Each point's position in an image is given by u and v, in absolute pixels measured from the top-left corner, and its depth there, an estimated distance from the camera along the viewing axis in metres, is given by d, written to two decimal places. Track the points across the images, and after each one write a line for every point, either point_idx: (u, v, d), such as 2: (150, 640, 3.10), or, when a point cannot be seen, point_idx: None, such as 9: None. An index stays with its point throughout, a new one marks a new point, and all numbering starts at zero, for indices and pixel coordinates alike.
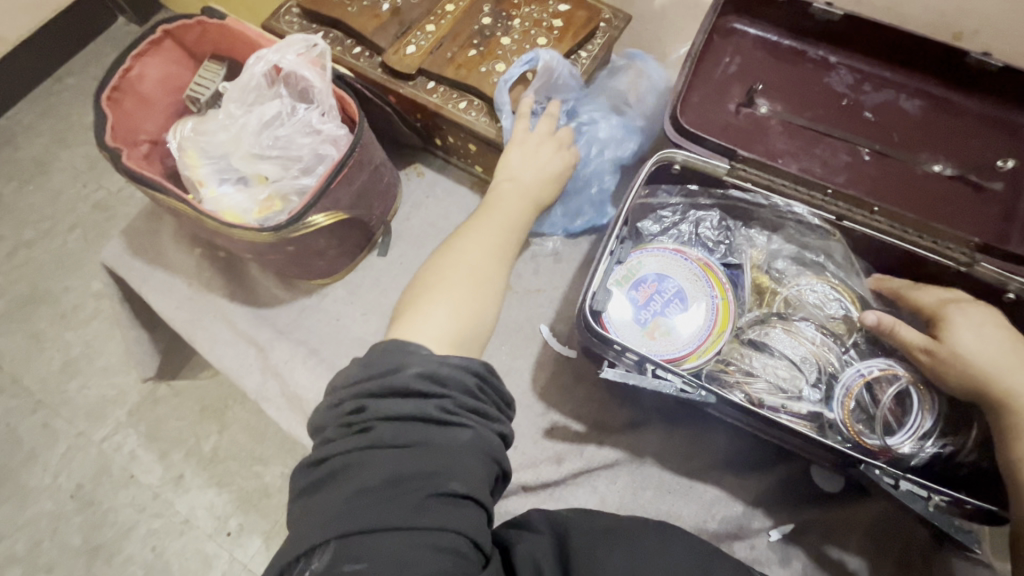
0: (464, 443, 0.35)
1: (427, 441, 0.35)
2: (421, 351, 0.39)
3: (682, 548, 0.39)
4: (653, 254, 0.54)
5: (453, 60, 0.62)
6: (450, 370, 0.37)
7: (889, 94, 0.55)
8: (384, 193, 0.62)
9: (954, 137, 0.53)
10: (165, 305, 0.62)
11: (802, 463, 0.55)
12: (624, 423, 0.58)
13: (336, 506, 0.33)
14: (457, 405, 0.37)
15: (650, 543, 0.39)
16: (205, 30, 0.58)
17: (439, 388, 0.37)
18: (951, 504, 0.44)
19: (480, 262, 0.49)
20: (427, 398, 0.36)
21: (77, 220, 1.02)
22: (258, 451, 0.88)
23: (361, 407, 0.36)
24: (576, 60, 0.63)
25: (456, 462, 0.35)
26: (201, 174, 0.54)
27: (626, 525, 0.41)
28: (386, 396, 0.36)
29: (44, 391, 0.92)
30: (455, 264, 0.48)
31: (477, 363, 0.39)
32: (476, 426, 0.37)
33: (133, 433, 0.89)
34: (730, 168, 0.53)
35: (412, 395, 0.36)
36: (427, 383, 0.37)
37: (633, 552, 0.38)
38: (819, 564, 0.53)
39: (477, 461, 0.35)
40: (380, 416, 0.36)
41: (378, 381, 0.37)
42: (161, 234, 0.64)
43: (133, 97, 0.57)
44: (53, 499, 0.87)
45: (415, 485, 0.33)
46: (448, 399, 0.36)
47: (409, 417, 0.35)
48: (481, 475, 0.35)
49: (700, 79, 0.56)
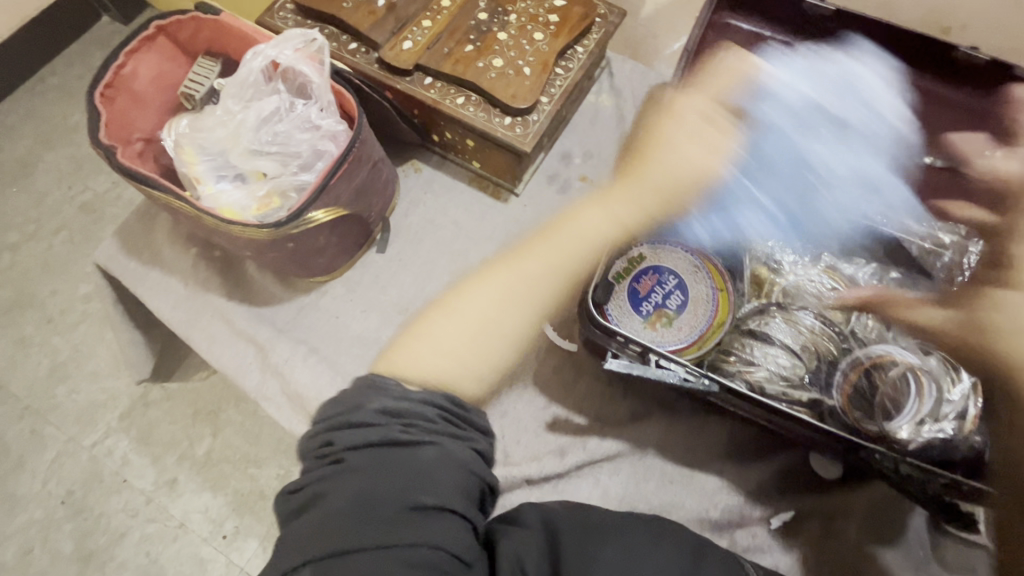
0: (432, 460, 0.38)
1: (395, 462, 0.37)
2: (387, 383, 0.41)
3: (673, 547, 0.38)
4: (653, 246, 0.54)
5: (450, 56, 0.62)
6: (411, 400, 0.41)
7: (879, 87, 0.60)
8: (382, 189, 0.62)
9: (939, 129, 0.59)
10: (168, 306, 0.64)
11: (801, 453, 0.56)
12: (625, 415, 0.59)
13: (310, 531, 0.34)
14: (421, 427, 0.39)
15: (639, 541, 0.38)
16: (199, 27, 0.58)
17: (402, 417, 0.39)
18: (949, 486, 0.45)
19: (487, 321, 0.49)
20: (391, 422, 0.39)
21: (63, 223, 1.07)
22: (252, 453, 0.97)
23: (330, 439, 0.39)
24: (572, 56, 0.64)
25: (426, 477, 0.37)
26: (198, 171, 0.53)
27: (616, 521, 0.40)
28: (352, 427, 0.39)
29: (32, 397, 0.99)
30: (459, 328, 0.48)
31: (440, 395, 0.42)
32: (443, 441, 0.39)
33: (125, 438, 0.97)
34: (728, 162, 0.54)
35: (377, 424, 0.39)
36: (389, 416, 0.39)
37: (623, 550, 0.37)
38: (820, 551, 0.54)
39: (448, 475, 0.37)
40: (349, 446, 0.38)
41: (343, 416, 0.40)
42: (156, 232, 0.66)
43: (126, 95, 0.56)
44: (43, 507, 0.94)
45: (383, 502, 0.35)
46: (411, 424, 0.39)
47: (374, 442, 0.38)
48: (454, 485, 0.37)
49: (698, 73, 0.61)
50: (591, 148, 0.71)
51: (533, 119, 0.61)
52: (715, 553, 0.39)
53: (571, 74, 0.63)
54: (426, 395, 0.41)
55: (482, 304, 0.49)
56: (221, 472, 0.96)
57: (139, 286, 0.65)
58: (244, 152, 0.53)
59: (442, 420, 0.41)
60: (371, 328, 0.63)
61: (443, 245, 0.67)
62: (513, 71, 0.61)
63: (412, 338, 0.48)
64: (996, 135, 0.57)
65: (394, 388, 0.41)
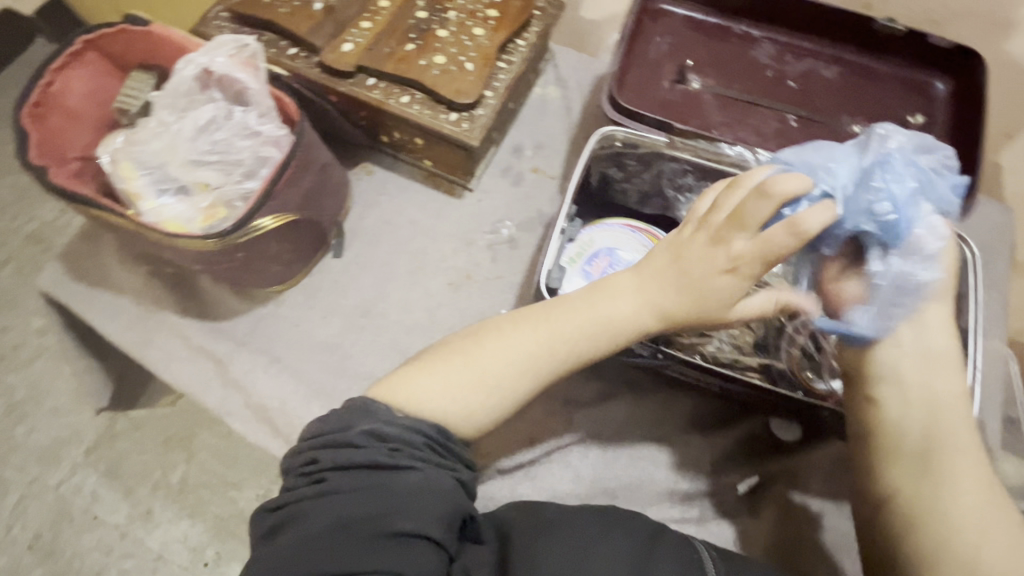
0: (413, 487, 0.37)
1: (376, 487, 0.37)
2: (378, 406, 0.40)
3: (621, 539, 0.42)
4: (602, 229, 0.55)
5: (391, 56, 0.62)
6: (400, 427, 0.40)
7: (809, 63, 0.62)
8: (335, 191, 0.61)
9: (870, 98, 0.60)
10: (120, 328, 0.62)
11: (762, 418, 0.58)
12: (592, 397, 0.60)
13: (286, 550, 0.35)
14: (406, 452, 0.39)
15: (586, 535, 0.42)
16: (129, 39, 0.56)
17: (385, 440, 0.39)
18: None
19: (500, 374, 0.43)
20: (377, 446, 0.38)
21: (10, 255, 1.12)
22: (230, 477, 1.02)
23: (315, 458, 0.39)
24: (514, 49, 0.65)
25: (406, 504, 0.36)
26: (138, 187, 0.52)
27: (566, 519, 0.44)
28: (337, 448, 0.39)
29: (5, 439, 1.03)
30: (465, 378, 0.43)
31: (428, 424, 0.41)
32: (427, 469, 0.39)
33: (93, 473, 1.02)
34: (668, 141, 0.55)
35: (361, 447, 0.38)
36: (376, 440, 0.39)
37: (568, 546, 0.41)
38: (785, 509, 0.56)
39: (428, 500, 0.37)
40: (332, 467, 0.38)
41: (332, 435, 0.39)
42: (104, 253, 0.64)
43: (59, 112, 0.54)
44: (9, 551, 0.98)
45: (360, 528, 0.35)
46: (395, 448, 0.39)
47: (358, 466, 0.37)
48: (433, 514, 0.37)
49: (635, 60, 0.61)
50: (542, 139, 0.72)
51: (479, 113, 0.61)
52: (665, 539, 0.43)
53: (514, 66, 0.64)
54: (412, 420, 0.40)
55: (501, 358, 0.44)
56: (199, 497, 1.01)
57: (88, 310, 0.63)
58: (183, 164, 0.52)
59: (428, 448, 0.40)
60: (333, 333, 0.62)
61: (401, 245, 0.67)
62: (455, 67, 0.61)
63: (419, 374, 0.43)
64: (919, 102, 0.60)
65: (384, 412, 0.40)
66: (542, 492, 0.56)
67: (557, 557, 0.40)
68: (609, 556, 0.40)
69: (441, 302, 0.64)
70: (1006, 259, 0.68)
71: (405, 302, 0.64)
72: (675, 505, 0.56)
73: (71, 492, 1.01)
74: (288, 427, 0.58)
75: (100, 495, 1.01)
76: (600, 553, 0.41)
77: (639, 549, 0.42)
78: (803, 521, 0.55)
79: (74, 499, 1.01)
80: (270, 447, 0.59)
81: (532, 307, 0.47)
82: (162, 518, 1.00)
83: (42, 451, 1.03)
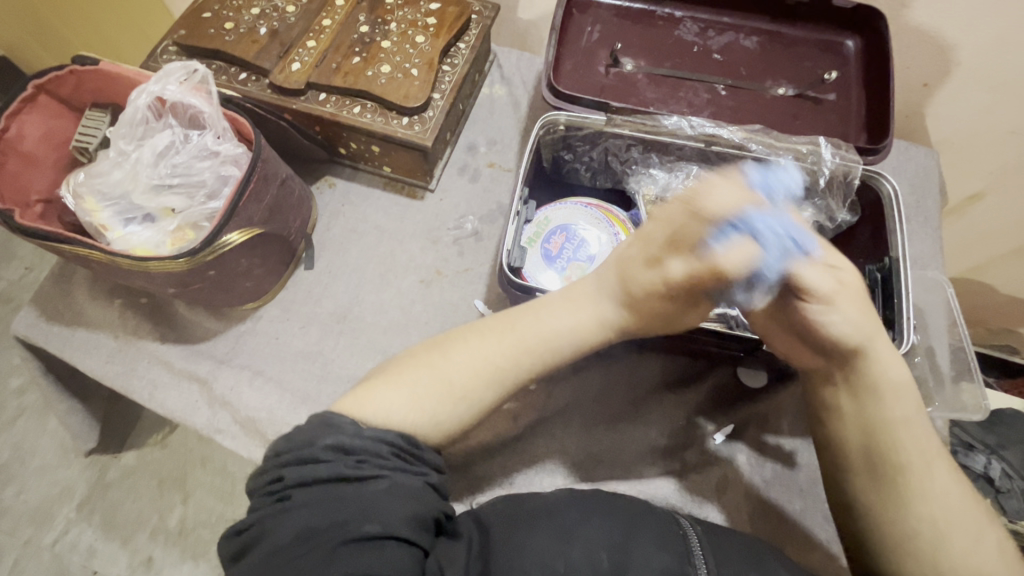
0: (380, 493, 0.39)
1: (340, 497, 0.38)
2: (343, 420, 0.42)
3: (606, 518, 0.44)
4: (557, 208, 0.60)
5: (339, 70, 0.64)
6: (366, 439, 0.41)
7: (731, 36, 0.66)
8: (298, 206, 0.63)
9: (789, 63, 0.65)
10: (99, 363, 0.63)
11: (728, 368, 0.62)
12: (568, 370, 0.62)
13: (255, 568, 0.37)
14: (372, 462, 0.41)
15: (574, 515, 0.44)
16: (80, 79, 0.57)
17: (349, 453, 0.41)
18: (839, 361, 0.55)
19: (459, 378, 0.47)
20: (342, 459, 0.40)
21: None
22: (228, 512, 1.02)
23: (278, 476, 0.40)
24: (456, 52, 0.68)
25: (373, 509, 0.38)
26: (104, 219, 0.54)
27: (552, 504, 0.46)
28: (299, 465, 0.40)
29: None
30: (421, 381, 0.46)
31: (394, 433, 0.43)
32: (392, 475, 0.41)
33: (88, 527, 1.01)
34: (607, 120, 0.60)
35: (323, 462, 0.40)
36: (340, 452, 0.40)
37: (556, 528, 0.43)
38: (762, 452, 0.59)
39: (393, 504, 0.39)
40: (294, 484, 0.39)
41: (297, 452, 0.41)
42: (75, 293, 0.65)
43: (16, 158, 0.56)
44: None
45: (329, 536, 0.37)
46: (359, 459, 0.40)
47: (323, 480, 0.39)
48: (401, 514, 0.39)
49: (570, 50, 0.65)
50: (493, 135, 0.76)
51: (429, 116, 0.64)
52: (652, 516, 0.46)
53: (458, 68, 0.67)
54: (377, 430, 0.42)
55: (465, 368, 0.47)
56: (199, 537, 1.00)
57: (65, 349, 0.63)
58: (147, 191, 0.54)
59: (394, 456, 0.42)
60: (312, 342, 0.64)
61: (370, 250, 0.69)
62: (401, 74, 0.64)
63: (377, 385, 0.46)
64: (833, 60, 0.65)
65: (350, 427, 0.42)
66: (531, 465, 0.58)
67: (542, 545, 0.41)
68: (588, 535, 0.42)
69: (414, 299, 0.67)
70: (935, 197, 0.73)
71: (379, 303, 0.66)
72: (658, 462, 0.59)
73: (65, 550, 0.99)
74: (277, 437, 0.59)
75: (98, 548, 1.00)
76: (579, 533, 0.42)
77: (622, 528, 0.44)
78: (778, 459, 0.59)
79: (69, 556, 0.99)
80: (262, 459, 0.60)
81: (503, 316, 0.50)
82: (163, 563, 0.99)
83: (33, 512, 1.02)
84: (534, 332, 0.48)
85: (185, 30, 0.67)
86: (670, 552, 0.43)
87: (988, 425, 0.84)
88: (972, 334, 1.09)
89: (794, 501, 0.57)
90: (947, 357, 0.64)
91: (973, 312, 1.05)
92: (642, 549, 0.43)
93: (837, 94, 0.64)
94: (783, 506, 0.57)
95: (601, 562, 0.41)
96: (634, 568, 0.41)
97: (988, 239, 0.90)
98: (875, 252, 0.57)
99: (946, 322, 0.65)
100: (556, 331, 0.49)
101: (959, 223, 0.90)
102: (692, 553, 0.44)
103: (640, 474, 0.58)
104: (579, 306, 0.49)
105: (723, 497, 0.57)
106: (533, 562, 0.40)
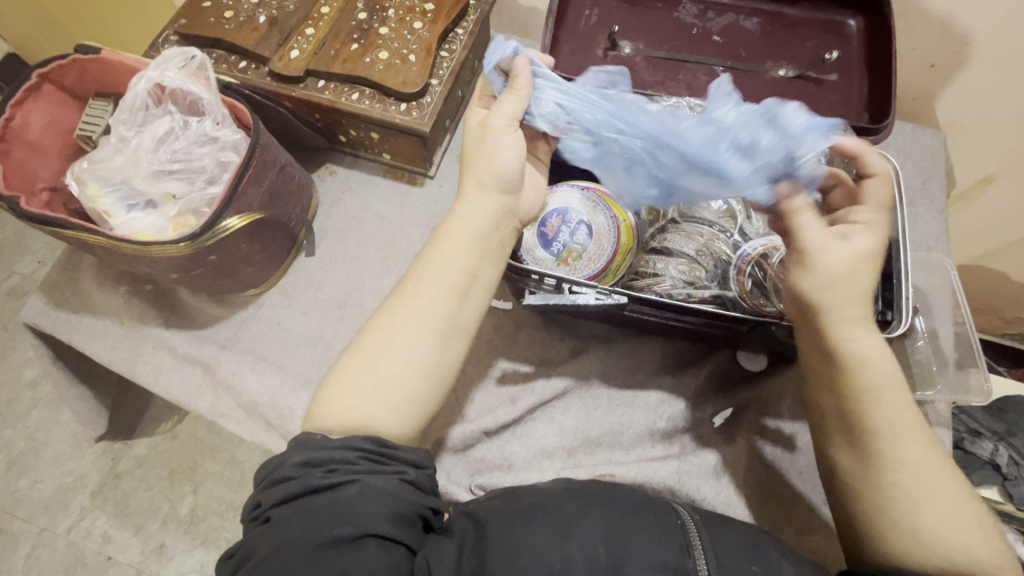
0: (353, 499, 0.40)
1: (315, 508, 0.39)
2: (310, 437, 0.43)
3: (600, 512, 0.44)
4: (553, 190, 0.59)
5: (338, 57, 0.65)
6: (331, 448, 0.42)
7: (731, 17, 0.66)
8: (298, 192, 0.64)
9: (790, 44, 0.65)
10: (106, 349, 0.64)
11: (728, 352, 0.62)
12: (567, 354, 0.63)
13: None
14: (343, 469, 0.41)
15: (569, 509, 0.44)
16: (82, 68, 0.58)
17: (319, 465, 0.41)
18: None
19: (430, 367, 0.46)
20: (311, 472, 0.41)
21: None
22: (238, 500, 1.04)
23: (258, 501, 0.42)
24: (455, 38, 0.68)
25: (348, 513, 0.39)
26: (106, 205, 0.55)
27: (548, 498, 0.46)
28: (274, 486, 0.42)
29: (5, 494, 1.04)
30: (368, 372, 0.45)
31: (358, 437, 0.43)
32: (364, 478, 0.41)
33: (101, 514, 1.03)
34: None
35: (294, 479, 0.41)
36: (309, 466, 0.41)
37: (552, 521, 0.43)
38: (762, 436, 0.59)
39: (369, 505, 0.40)
40: (272, 503, 0.41)
41: (270, 474, 0.42)
42: (82, 281, 0.66)
43: (22, 146, 0.56)
44: None
45: (303, 548, 0.37)
46: (328, 469, 0.41)
47: (296, 496, 0.40)
48: (376, 515, 0.40)
49: (568, 34, 0.65)
50: None
51: (427, 101, 0.65)
52: (652, 506, 0.46)
53: (456, 54, 0.67)
54: (343, 439, 0.43)
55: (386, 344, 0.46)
56: (210, 525, 1.02)
57: (73, 335, 0.65)
58: (148, 176, 0.55)
59: (364, 460, 0.42)
60: (313, 327, 0.65)
61: (369, 237, 0.70)
62: (400, 60, 0.64)
63: (331, 387, 0.46)
64: (835, 40, 0.64)
65: (315, 440, 0.43)
66: (529, 448, 0.59)
67: (537, 538, 0.42)
68: (585, 531, 0.42)
69: None
70: (941, 179, 0.72)
71: (380, 289, 0.67)
72: (655, 444, 0.59)
73: (80, 537, 1.02)
74: (279, 419, 0.60)
75: (111, 536, 1.02)
76: (576, 529, 0.43)
77: (619, 520, 0.44)
78: (776, 442, 0.59)
79: (84, 543, 1.01)
80: (264, 442, 0.62)
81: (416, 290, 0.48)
82: (175, 550, 1.01)
83: (48, 500, 1.04)
84: (430, 269, 0.47)
85: (186, 19, 0.67)
86: (671, 546, 0.42)
87: (997, 413, 0.83)
88: (983, 324, 1.08)
89: (793, 482, 0.57)
90: (950, 340, 0.63)
91: (984, 301, 1.04)
92: (640, 542, 0.42)
93: (839, 74, 0.63)
94: (781, 488, 0.57)
95: (599, 556, 0.41)
96: (632, 565, 0.41)
97: (998, 225, 0.89)
98: None
99: (949, 306, 0.65)
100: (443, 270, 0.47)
101: (968, 209, 0.89)
102: (692, 544, 0.43)
103: (638, 456, 0.58)
104: (451, 222, 0.48)
105: (720, 479, 0.57)
106: (529, 559, 0.41)
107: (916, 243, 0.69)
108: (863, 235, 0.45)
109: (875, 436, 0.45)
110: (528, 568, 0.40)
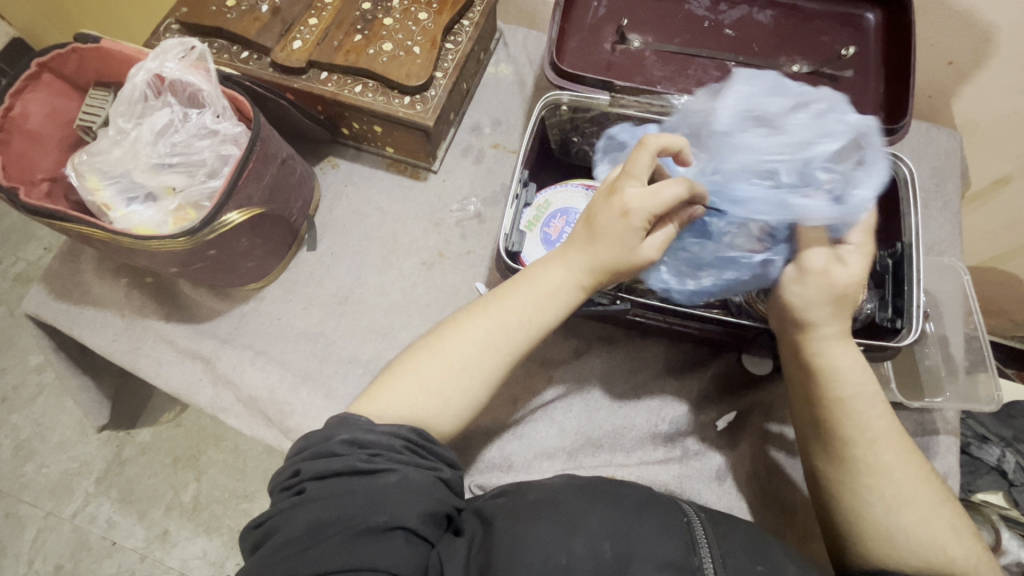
0: (391, 486, 0.39)
1: (352, 490, 0.39)
2: (357, 417, 0.43)
3: (604, 509, 0.43)
4: (558, 190, 0.59)
5: (341, 48, 0.63)
6: (378, 433, 0.42)
7: (744, 10, 0.64)
8: (300, 185, 0.63)
9: (806, 39, 0.63)
10: (107, 341, 0.64)
11: (734, 355, 0.61)
12: (569, 354, 0.62)
13: (264, 564, 0.37)
14: (385, 456, 0.41)
15: (574, 507, 0.43)
16: (82, 57, 0.57)
17: (365, 449, 0.41)
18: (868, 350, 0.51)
19: (465, 357, 0.47)
20: (354, 453, 0.40)
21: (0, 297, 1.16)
22: (242, 489, 1.04)
23: (295, 471, 0.41)
24: (460, 30, 0.67)
25: (381, 501, 0.38)
26: (106, 198, 0.54)
27: (550, 496, 0.45)
28: (315, 459, 0.41)
29: (13, 477, 1.05)
30: (427, 363, 0.47)
31: (405, 427, 0.43)
32: (403, 469, 0.41)
33: (106, 501, 1.04)
34: (611, 99, 0.60)
35: (338, 458, 0.40)
36: (354, 446, 0.41)
37: (555, 518, 0.42)
38: (765, 441, 0.58)
39: (404, 496, 0.39)
40: (309, 477, 0.40)
41: (312, 448, 0.42)
42: (84, 272, 0.66)
43: (21, 137, 0.56)
44: None
45: (339, 529, 0.37)
46: (371, 454, 0.41)
47: (337, 473, 0.40)
48: (410, 508, 0.39)
49: (575, 27, 0.63)
50: (498, 116, 0.74)
51: (431, 94, 0.63)
52: (656, 505, 0.45)
53: (461, 46, 0.66)
54: (390, 425, 0.43)
55: (461, 342, 0.47)
56: (212, 513, 1.03)
57: (74, 327, 0.64)
58: (147, 169, 0.54)
59: (406, 450, 0.42)
60: (313, 322, 0.64)
61: (371, 232, 0.69)
62: (403, 52, 0.63)
63: (398, 381, 0.46)
64: (852, 35, 0.62)
65: (363, 422, 0.43)
66: (529, 449, 0.58)
67: (539, 535, 0.41)
68: (591, 526, 0.42)
69: (415, 282, 0.67)
70: (956, 180, 0.70)
71: (381, 285, 0.66)
72: (658, 447, 0.58)
73: (86, 522, 1.03)
74: (278, 415, 0.60)
75: (115, 522, 1.03)
76: (582, 525, 0.42)
77: (625, 518, 0.43)
78: (779, 448, 0.58)
79: (89, 528, 1.02)
80: (264, 438, 0.61)
81: (498, 290, 0.50)
82: (178, 537, 1.01)
83: (54, 485, 1.05)
84: (525, 290, 0.49)
85: (187, 8, 0.66)
86: (676, 543, 0.42)
87: (1006, 417, 0.81)
88: (993, 324, 1.05)
89: (794, 489, 0.56)
90: (960, 345, 0.62)
91: (994, 302, 1.02)
92: (646, 541, 0.41)
93: (855, 71, 0.61)
94: (783, 494, 0.56)
95: (604, 552, 0.40)
96: (636, 562, 0.40)
97: (1013, 227, 0.86)
98: (887, 238, 0.57)
99: (961, 311, 0.64)
100: (549, 284, 0.48)
101: (982, 209, 0.87)
102: (698, 543, 0.42)
103: (639, 459, 0.58)
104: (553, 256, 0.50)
105: (723, 484, 0.56)
106: (535, 554, 0.40)
107: (927, 246, 0.67)
108: (845, 267, 0.46)
109: (866, 446, 0.46)
110: (534, 562, 0.39)
